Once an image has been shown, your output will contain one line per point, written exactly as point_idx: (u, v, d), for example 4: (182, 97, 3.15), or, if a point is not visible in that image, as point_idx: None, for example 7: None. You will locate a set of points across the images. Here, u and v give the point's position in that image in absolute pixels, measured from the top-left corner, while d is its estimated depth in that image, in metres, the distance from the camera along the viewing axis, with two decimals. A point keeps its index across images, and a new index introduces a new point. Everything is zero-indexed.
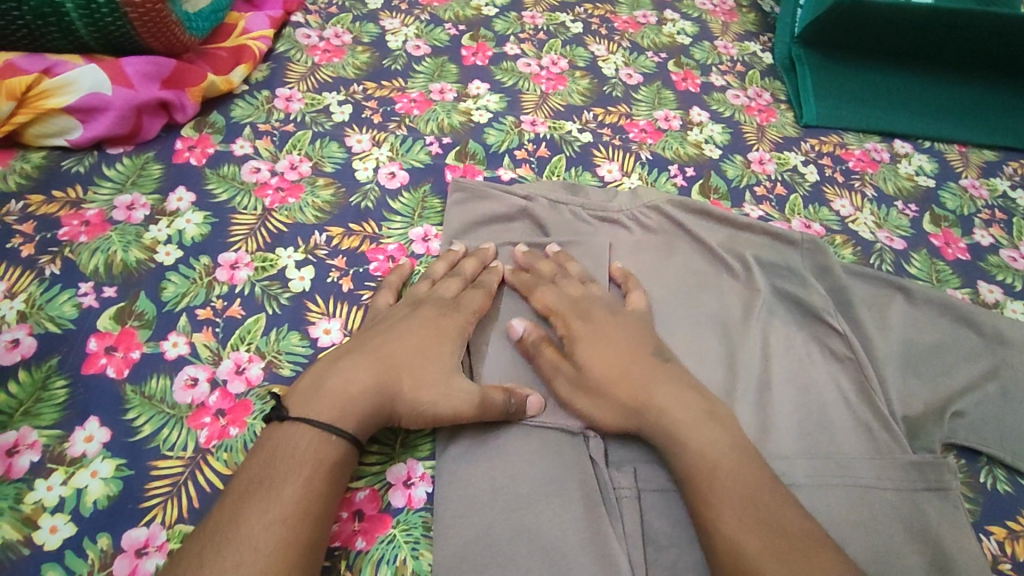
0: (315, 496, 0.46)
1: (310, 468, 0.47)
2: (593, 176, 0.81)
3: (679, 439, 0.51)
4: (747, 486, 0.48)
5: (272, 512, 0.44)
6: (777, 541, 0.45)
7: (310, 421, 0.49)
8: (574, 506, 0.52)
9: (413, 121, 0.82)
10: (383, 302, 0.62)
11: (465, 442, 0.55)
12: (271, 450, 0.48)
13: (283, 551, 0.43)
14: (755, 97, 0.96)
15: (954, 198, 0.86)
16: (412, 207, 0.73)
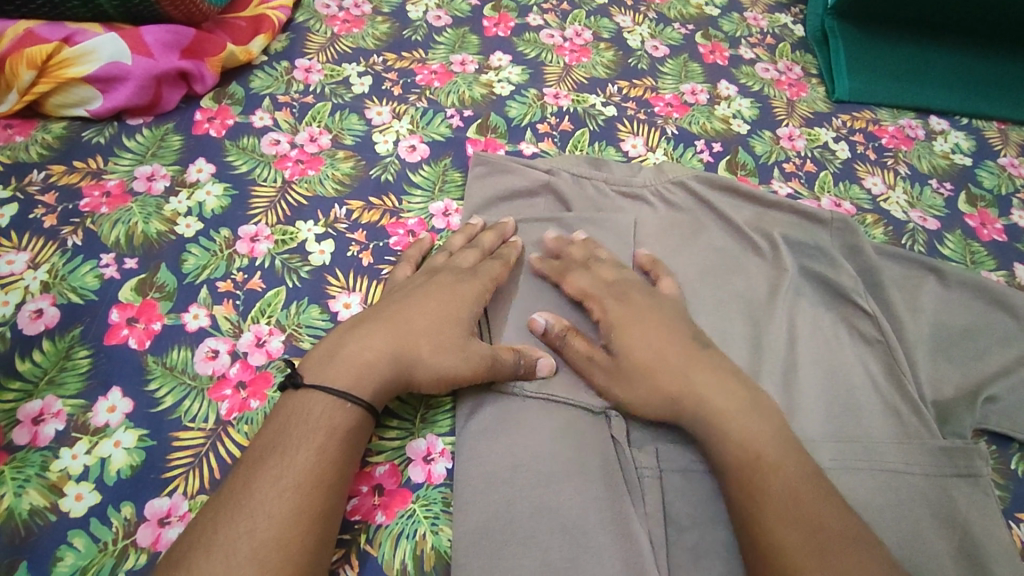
0: (328, 463, 0.46)
1: (324, 434, 0.47)
2: (617, 151, 0.79)
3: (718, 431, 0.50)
4: (784, 479, 0.47)
5: (285, 479, 0.44)
6: (811, 536, 0.44)
7: (323, 388, 0.48)
8: (595, 485, 0.51)
9: (433, 93, 0.80)
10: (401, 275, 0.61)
11: (485, 419, 0.55)
12: (285, 417, 0.48)
13: (298, 516, 0.43)
14: (785, 71, 0.93)
15: (992, 177, 0.83)
16: (432, 181, 0.72)
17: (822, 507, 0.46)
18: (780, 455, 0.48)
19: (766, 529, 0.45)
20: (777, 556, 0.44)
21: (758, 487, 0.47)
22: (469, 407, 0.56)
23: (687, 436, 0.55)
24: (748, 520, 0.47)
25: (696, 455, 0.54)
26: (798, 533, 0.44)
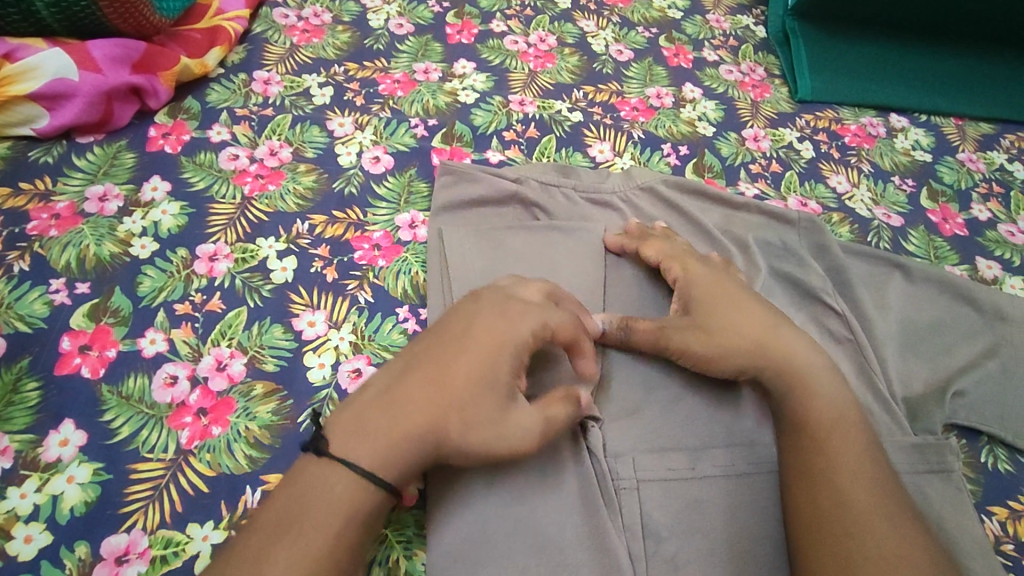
0: (344, 547, 0.42)
1: (345, 515, 0.43)
2: (585, 157, 0.78)
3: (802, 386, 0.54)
4: (858, 467, 0.49)
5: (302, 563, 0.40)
6: (874, 496, 0.48)
7: (349, 463, 0.44)
8: (570, 499, 0.51)
9: (397, 102, 0.79)
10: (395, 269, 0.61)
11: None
12: (300, 490, 0.43)
13: None
14: (749, 73, 0.93)
15: (951, 172, 0.84)
16: (397, 193, 0.70)
17: (875, 470, 0.50)
18: (852, 436, 0.51)
19: (835, 488, 0.48)
20: (843, 509, 0.47)
21: (830, 442, 0.51)
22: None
23: (663, 442, 0.55)
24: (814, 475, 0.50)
25: (672, 463, 0.53)
26: (869, 501, 0.48)
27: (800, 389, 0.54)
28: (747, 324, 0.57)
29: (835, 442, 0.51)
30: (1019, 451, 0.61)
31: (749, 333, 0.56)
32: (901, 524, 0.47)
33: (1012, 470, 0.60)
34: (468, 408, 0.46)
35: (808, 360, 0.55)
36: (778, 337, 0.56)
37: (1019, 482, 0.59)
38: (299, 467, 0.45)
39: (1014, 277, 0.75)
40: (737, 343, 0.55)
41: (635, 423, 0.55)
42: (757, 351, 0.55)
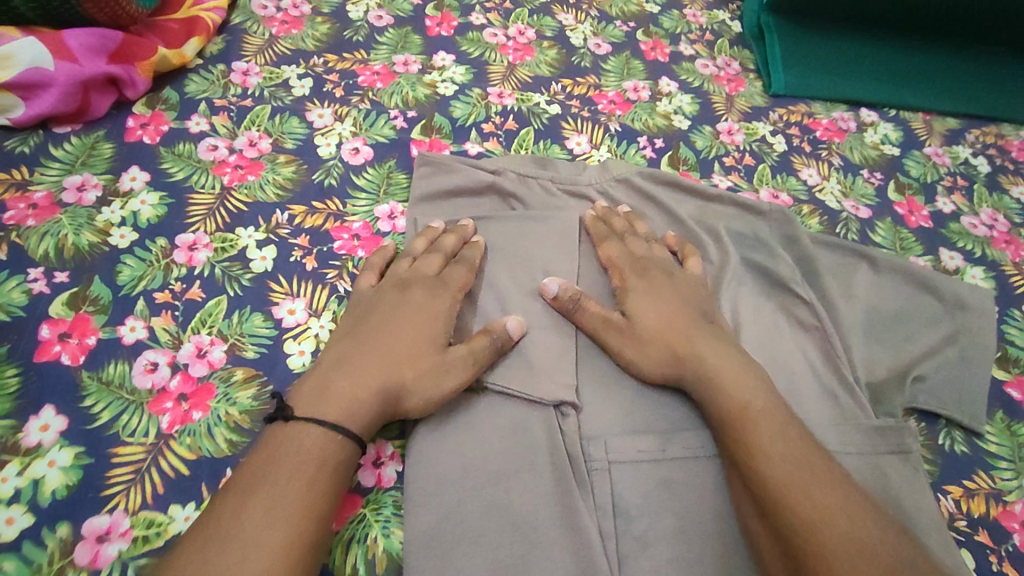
0: (317, 495, 0.45)
1: (313, 466, 0.46)
2: (562, 149, 0.79)
3: (711, 381, 0.55)
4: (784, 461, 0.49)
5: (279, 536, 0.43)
6: (798, 473, 0.48)
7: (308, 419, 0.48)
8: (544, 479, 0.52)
9: (376, 94, 0.79)
10: (367, 284, 0.60)
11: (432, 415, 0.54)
12: (269, 447, 0.47)
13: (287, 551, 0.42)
14: (724, 67, 0.94)
15: (917, 166, 0.87)
16: (376, 183, 0.71)
17: (804, 450, 0.50)
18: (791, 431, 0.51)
19: (758, 471, 0.49)
20: (768, 492, 0.48)
21: (751, 426, 0.51)
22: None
23: (636, 424, 0.56)
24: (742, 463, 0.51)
25: (644, 445, 0.55)
26: (786, 477, 0.48)
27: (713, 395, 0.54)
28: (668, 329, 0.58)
29: (758, 424, 0.51)
30: (976, 435, 0.63)
31: (673, 336, 0.57)
32: (835, 500, 0.47)
33: (967, 452, 0.62)
34: (415, 363, 0.53)
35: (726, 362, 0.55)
36: (698, 348, 0.56)
37: (975, 463, 0.61)
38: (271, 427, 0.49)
39: (976, 268, 0.77)
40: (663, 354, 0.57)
41: (607, 407, 0.57)
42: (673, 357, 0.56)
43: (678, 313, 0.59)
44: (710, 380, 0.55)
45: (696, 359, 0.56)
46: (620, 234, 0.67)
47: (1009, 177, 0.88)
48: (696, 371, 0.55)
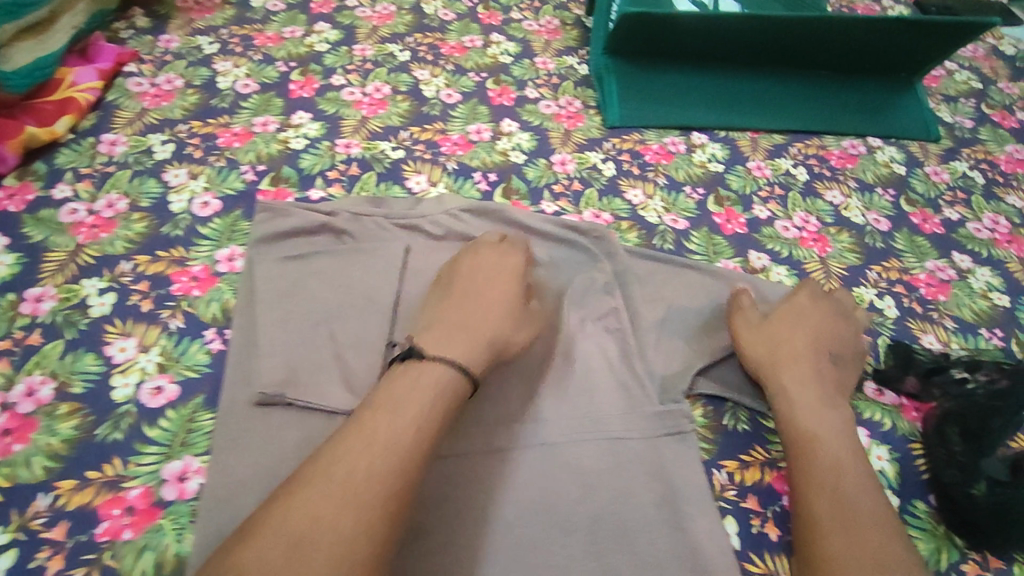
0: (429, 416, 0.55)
1: (429, 390, 0.57)
2: (402, 188, 0.87)
3: (761, 362, 0.68)
4: (814, 475, 0.60)
5: (374, 485, 0.50)
6: (824, 438, 0.62)
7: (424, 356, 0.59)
8: None
9: (233, 153, 0.88)
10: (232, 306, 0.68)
11: (234, 427, 0.61)
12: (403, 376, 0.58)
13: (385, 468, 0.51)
14: (565, 106, 1.04)
15: (739, 179, 0.96)
16: (220, 232, 0.78)
17: (811, 420, 0.64)
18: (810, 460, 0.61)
19: (811, 428, 0.63)
20: (810, 442, 0.62)
21: (803, 399, 0.65)
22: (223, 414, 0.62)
23: None
24: (803, 428, 0.63)
25: None
26: (818, 435, 0.63)
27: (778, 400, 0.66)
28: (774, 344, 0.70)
29: (797, 397, 0.66)
30: (759, 413, 0.70)
31: (776, 351, 0.69)
32: (813, 456, 0.61)
33: (748, 429, 0.69)
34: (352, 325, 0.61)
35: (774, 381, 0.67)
36: (818, 367, 0.69)
37: (754, 439, 0.68)
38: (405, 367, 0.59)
39: (780, 266, 0.85)
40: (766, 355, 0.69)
41: None
42: (768, 356, 0.69)
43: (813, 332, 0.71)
44: (787, 393, 0.66)
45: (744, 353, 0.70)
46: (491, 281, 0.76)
47: (823, 183, 0.98)
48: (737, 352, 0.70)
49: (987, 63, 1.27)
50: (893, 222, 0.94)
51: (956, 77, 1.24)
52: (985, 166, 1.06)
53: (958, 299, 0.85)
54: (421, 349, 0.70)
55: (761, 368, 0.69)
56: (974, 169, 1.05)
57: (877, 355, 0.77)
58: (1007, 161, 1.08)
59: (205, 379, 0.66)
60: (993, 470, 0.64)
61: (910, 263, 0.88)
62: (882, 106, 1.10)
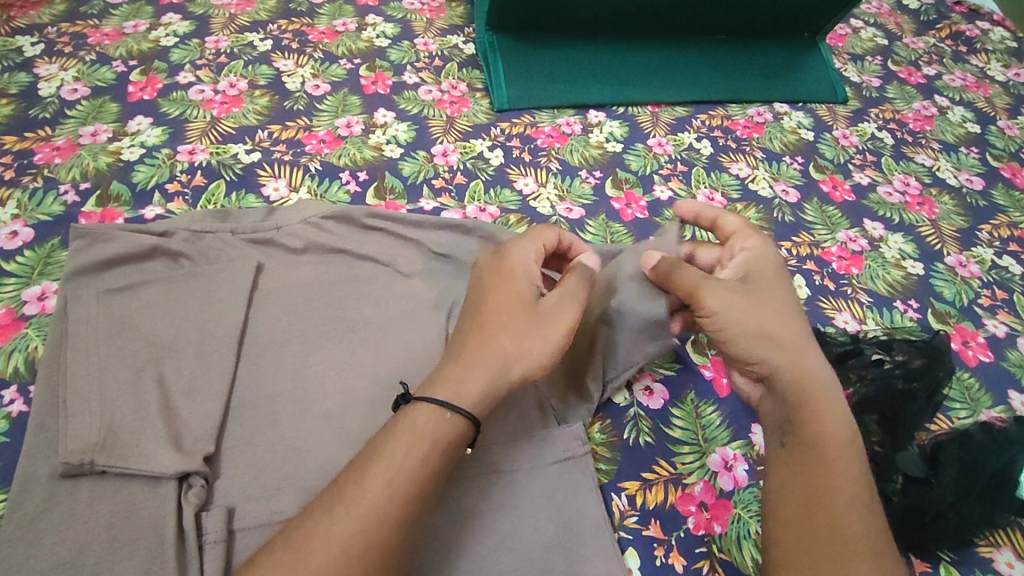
0: (416, 472, 0.46)
1: (417, 440, 0.47)
2: (258, 197, 0.77)
3: (781, 343, 0.54)
4: (856, 477, 0.50)
5: (342, 569, 0.42)
6: (844, 440, 0.51)
7: (431, 400, 0.49)
8: (141, 563, 0.49)
9: (52, 170, 0.75)
10: (91, 364, 0.58)
11: (30, 511, 0.51)
12: (402, 421, 0.48)
13: (370, 543, 0.43)
14: (449, 90, 0.94)
15: (638, 159, 0.89)
16: (30, 266, 0.67)
17: (836, 421, 0.52)
18: (849, 457, 0.51)
19: (832, 431, 0.51)
20: (825, 448, 0.51)
21: (823, 395, 0.53)
22: (17, 496, 0.51)
23: (278, 482, 0.55)
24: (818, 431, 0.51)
25: (280, 505, 0.54)
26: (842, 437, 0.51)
27: (809, 394, 0.52)
28: (779, 321, 0.55)
29: (818, 394, 0.52)
30: (662, 422, 0.63)
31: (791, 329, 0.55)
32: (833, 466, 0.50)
33: (651, 441, 0.62)
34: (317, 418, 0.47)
35: (796, 371, 0.53)
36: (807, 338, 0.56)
37: (657, 452, 0.62)
38: (416, 408, 0.49)
39: None
40: (782, 339, 0.54)
41: (249, 469, 0.56)
42: (780, 342, 0.54)
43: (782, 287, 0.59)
44: (811, 383, 0.53)
45: (754, 333, 0.54)
46: (377, 305, 0.66)
47: (729, 156, 0.92)
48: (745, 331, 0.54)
49: (892, 19, 1.23)
50: (802, 192, 0.89)
51: (861, 34, 1.19)
52: (893, 125, 1.02)
53: (871, 271, 0.80)
54: (273, 386, 0.60)
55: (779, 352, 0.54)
56: (882, 129, 1.01)
57: None
58: (915, 118, 1.04)
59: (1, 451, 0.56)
60: (909, 465, 0.58)
61: (821, 236, 0.83)
62: (787, 70, 1.05)
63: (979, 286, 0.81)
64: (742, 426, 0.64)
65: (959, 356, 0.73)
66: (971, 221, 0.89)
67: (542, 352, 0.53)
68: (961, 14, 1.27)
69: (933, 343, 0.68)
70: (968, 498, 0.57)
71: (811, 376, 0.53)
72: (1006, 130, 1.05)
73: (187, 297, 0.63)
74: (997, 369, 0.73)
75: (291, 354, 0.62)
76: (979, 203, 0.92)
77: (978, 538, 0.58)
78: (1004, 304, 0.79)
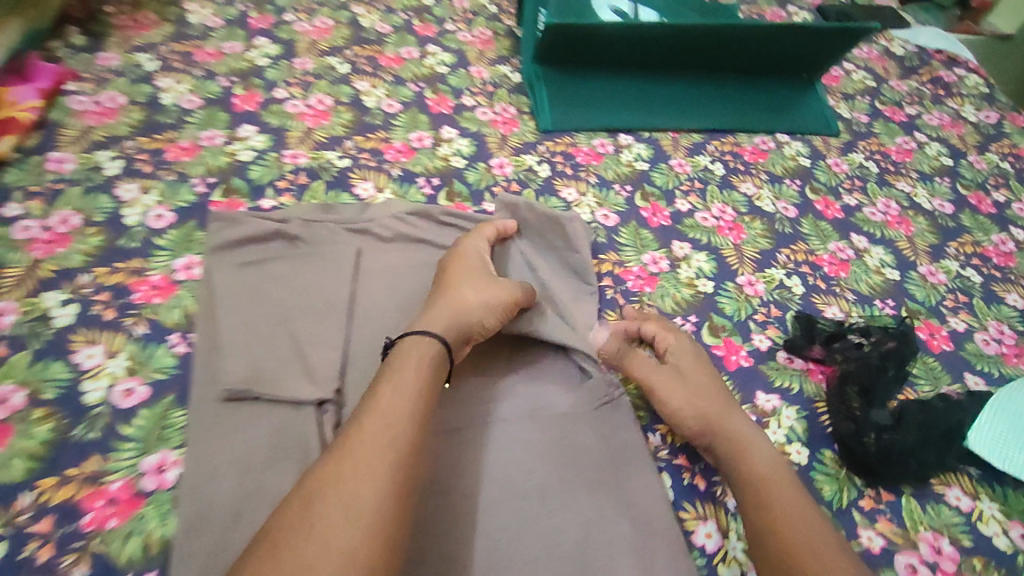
0: (423, 376, 0.61)
1: (415, 357, 0.62)
2: (350, 195, 0.92)
3: (711, 420, 0.69)
4: (797, 509, 0.60)
5: (385, 447, 0.53)
6: (778, 483, 0.63)
7: (423, 332, 0.65)
8: (297, 462, 0.64)
9: (181, 167, 0.91)
10: (238, 318, 0.73)
11: (207, 423, 0.66)
12: (403, 350, 0.63)
13: (404, 432, 0.55)
14: (501, 112, 1.11)
15: (662, 176, 1.05)
16: (176, 242, 0.82)
17: (769, 471, 0.64)
18: (784, 494, 0.62)
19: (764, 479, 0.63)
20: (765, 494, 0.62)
21: (750, 455, 0.66)
22: (194, 414, 0.66)
23: None
24: (756, 482, 0.63)
25: None
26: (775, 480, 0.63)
27: (740, 453, 0.66)
28: (708, 402, 0.71)
29: (750, 455, 0.66)
30: None
31: (713, 408, 0.70)
32: (777, 506, 0.61)
33: None
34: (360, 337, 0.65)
35: (724, 442, 0.68)
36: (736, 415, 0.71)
37: None
38: (408, 340, 0.64)
39: (698, 252, 0.94)
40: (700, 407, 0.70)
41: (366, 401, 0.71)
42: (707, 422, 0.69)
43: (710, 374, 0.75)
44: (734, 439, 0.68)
45: (698, 417, 0.70)
46: None
47: (738, 177, 1.08)
48: (682, 412, 0.70)
49: (881, 64, 1.41)
50: (800, 209, 1.05)
51: (854, 76, 1.37)
52: (878, 156, 1.19)
53: (856, 275, 0.96)
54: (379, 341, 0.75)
55: (705, 425, 0.69)
56: (869, 159, 1.18)
57: (786, 328, 0.86)
58: (897, 151, 1.21)
59: (174, 379, 0.70)
60: (880, 417, 0.74)
61: (815, 246, 0.99)
62: (789, 105, 1.22)
63: (945, 291, 0.97)
64: (749, 391, 0.78)
65: (926, 345, 0.88)
66: (941, 238, 1.05)
67: (492, 300, 0.72)
68: (943, 62, 1.45)
69: (901, 329, 0.84)
70: (927, 445, 0.72)
71: (737, 442, 0.67)
72: (975, 164, 1.22)
73: (306, 270, 0.79)
74: (957, 357, 0.88)
75: (391, 318, 0.77)
76: (948, 224, 1.08)
77: (933, 478, 0.73)
78: (964, 306, 0.95)
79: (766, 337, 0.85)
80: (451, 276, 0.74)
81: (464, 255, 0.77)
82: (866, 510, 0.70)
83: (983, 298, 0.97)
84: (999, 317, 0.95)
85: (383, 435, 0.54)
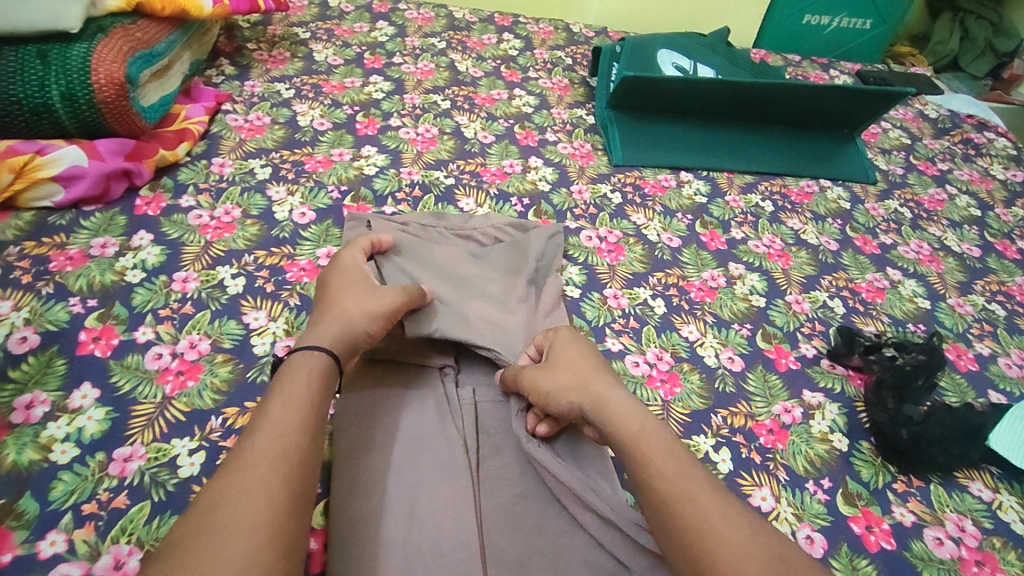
0: (311, 383, 0.64)
1: (303, 369, 0.65)
2: (455, 208, 1.09)
3: (588, 388, 0.71)
4: (668, 459, 0.63)
5: (279, 456, 0.56)
6: (641, 432, 0.66)
7: (306, 346, 0.67)
8: (429, 411, 0.77)
9: (319, 176, 1.08)
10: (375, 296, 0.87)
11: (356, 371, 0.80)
12: (290, 364, 0.65)
13: (286, 436, 0.58)
14: (579, 147, 1.28)
15: (719, 209, 1.21)
16: (318, 235, 0.98)
17: (639, 422, 0.67)
18: (654, 446, 0.64)
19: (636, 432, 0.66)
20: (641, 449, 0.64)
21: (620, 411, 0.68)
22: None
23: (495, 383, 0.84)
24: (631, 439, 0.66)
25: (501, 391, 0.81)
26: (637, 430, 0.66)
27: (607, 411, 0.69)
28: (574, 374, 0.73)
29: (620, 412, 0.68)
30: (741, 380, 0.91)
31: (582, 376, 0.72)
32: (650, 456, 0.64)
33: (734, 390, 0.89)
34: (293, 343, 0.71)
35: (593, 402, 0.70)
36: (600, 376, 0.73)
37: (736, 398, 0.88)
38: (291, 356, 0.67)
39: (751, 273, 1.09)
40: (570, 382, 0.72)
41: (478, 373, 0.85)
42: (581, 394, 0.71)
43: (576, 351, 0.76)
44: (606, 404, 0.69)
45: (576, 388, 0.71)
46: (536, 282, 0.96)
47: (786, 213, 1.23)
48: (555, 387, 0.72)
49: (914, 124, 1.57)
50: (841, 244, 1.19)
51: (890, 134, 1.52)
52: (912, 204, 1.33)
53: (890, 301, 1.09)
54: None
55: (583, 402, 0.70)
56: (904, 206, 1.32)
57: (829, 339, 1.00)
58: (929, 201, 1.35)
59: None
60: (912, 412, 0.86)
61: (854, 275, 1.12)
62: (831, 156, 1.37)
63: (971, 320, 1.09)
64: (797, 389, 0.91)
65: (954, 364, 1.00)
66: (968, 276, 1.18)
67: (377, 309, 0.75)
68: (972, 126, 1.61)
69: (931, 344, 0.97)
70: (953, 441, 0.84)
71: (607, 400, 0.70)
72: (1002, 216, 1.35)
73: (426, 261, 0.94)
74: (981, 375, 1.00)
75: None
76: (976, 265, 1.21)
77: (957, 471, 0.85)
78: (989, 334, 1.07)
79: (811, 346, 0.98)
80: (332, 286, 0.79)
81: (345, 268, 0.82)
82: (898, 491, 0.82)
83: (1006, 329, 1.09)
84: (1020, 345, 1.07)
85: (259, 442, 0.57)
